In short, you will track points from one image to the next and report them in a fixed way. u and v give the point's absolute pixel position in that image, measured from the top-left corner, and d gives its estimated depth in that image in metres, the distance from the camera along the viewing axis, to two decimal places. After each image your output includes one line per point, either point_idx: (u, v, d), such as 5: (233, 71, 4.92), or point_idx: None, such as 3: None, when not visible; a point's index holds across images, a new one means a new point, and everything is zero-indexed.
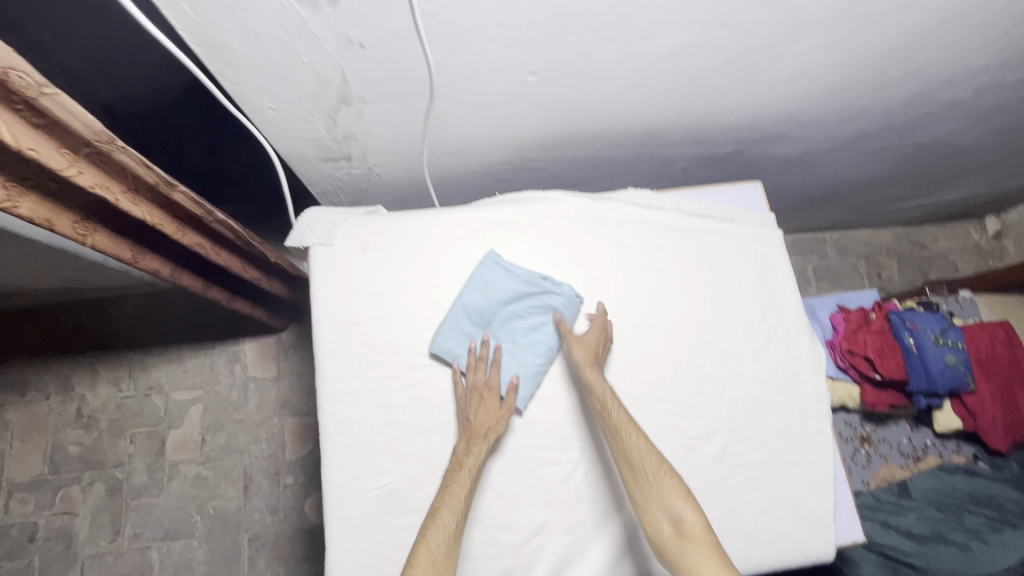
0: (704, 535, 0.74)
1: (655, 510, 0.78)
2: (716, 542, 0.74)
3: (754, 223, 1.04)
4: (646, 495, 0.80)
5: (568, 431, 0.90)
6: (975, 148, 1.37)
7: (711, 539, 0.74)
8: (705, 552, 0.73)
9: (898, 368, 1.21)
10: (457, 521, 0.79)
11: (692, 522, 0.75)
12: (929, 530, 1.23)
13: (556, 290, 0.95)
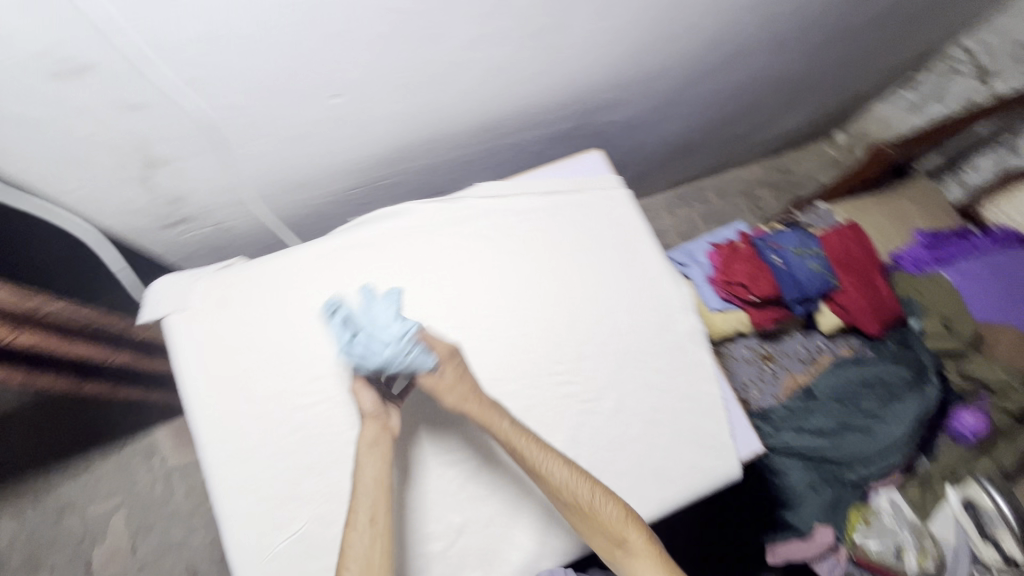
0: (650, 553, 0.80)
1: (599, 537, 0.82)
2: (661, 555, 0.80)
3: (601, 188, 1.10)
4: (591, 525, 0.82)
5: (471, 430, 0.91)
6: (790, 76, 1.52)
7: (656, 552, 0.80)
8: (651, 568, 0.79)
9: (771, 287, 1.32)
10: (370, 529, 0.77)
11: (638, 546, 0.80)
12: (838, 423, 1.33)
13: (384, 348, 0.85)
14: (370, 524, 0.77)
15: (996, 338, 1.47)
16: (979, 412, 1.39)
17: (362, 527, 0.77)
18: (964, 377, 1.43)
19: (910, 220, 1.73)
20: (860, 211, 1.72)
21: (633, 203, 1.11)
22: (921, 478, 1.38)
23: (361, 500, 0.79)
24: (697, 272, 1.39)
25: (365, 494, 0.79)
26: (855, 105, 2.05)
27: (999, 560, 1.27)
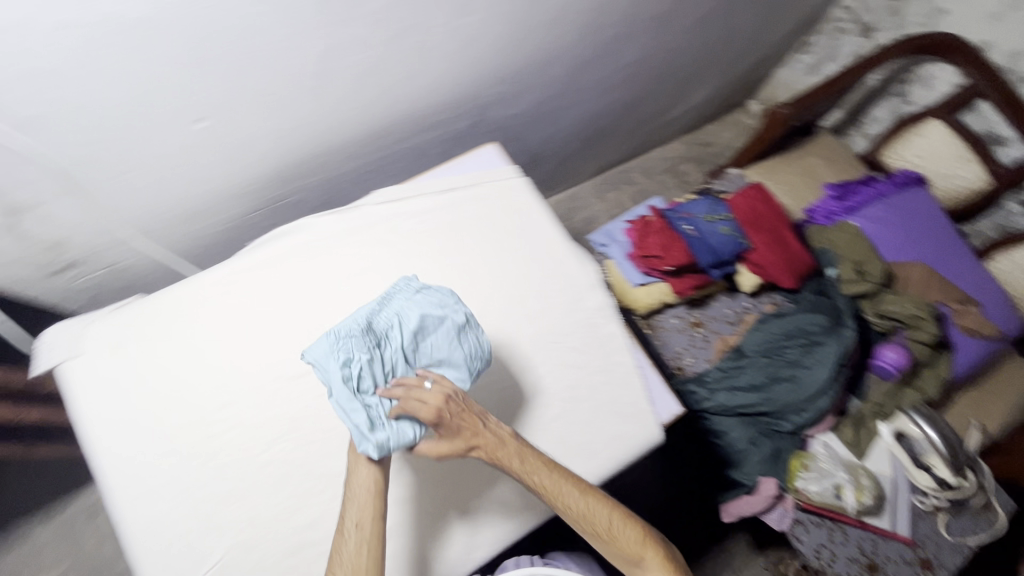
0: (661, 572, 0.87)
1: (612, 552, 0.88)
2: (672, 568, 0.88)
3: (499, 180, 1.13)
4: (607, 545, 0.87)
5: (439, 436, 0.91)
6: (682, 52, 1.58)
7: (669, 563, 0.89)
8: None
9: (686, 255, 1.36)
10: (358, 534, 0.77)
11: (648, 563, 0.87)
12: (768, 377, 1.37)
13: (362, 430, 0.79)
14: (358, 530, 0.77)
15: (905, 275, 1.55)
16: (899, 347, 1.47)
17: (349, 533, 0.78)
18: (881, 316, 1.49)
19: (819, 175, 1.80)
20: (770, 173, 1.79)
21: (531, 190, 1.13)
22: (854, 417, 1.44)
23: (352, 509, 0.79)
24: (616, 252, 1.44)
25: (355, 504, 0.79)
26: (758, 73, 2.14)
27: (933, 485, 1.33)
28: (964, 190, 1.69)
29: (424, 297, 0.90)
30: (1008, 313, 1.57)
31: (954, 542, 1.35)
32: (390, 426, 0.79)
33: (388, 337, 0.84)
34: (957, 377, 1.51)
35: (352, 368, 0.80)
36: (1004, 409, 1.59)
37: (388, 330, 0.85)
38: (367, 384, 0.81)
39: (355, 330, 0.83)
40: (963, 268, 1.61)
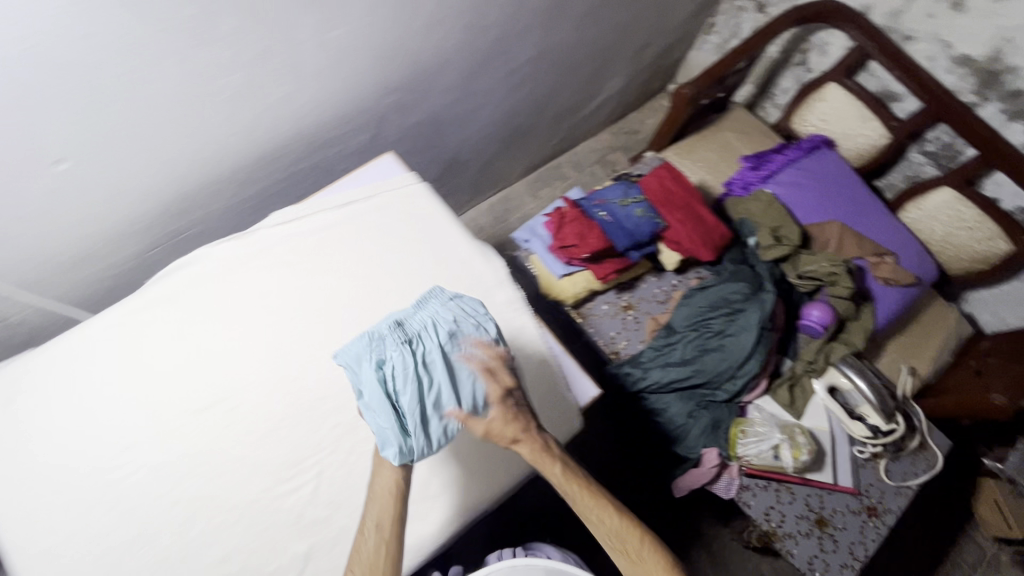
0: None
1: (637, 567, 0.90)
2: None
3: (396, 188, 1.13)
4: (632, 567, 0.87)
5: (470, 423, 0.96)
6: (581, 44, 1.61)
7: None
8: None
9: (604, 239, 1.38)
10: (377, 534, 0.79)
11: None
12: (698, 349, 1.39)
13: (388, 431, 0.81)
14: (377, 531, 0.79)
15: (822, 235, 1.60)
16: (824, 305, 1.49)
17: (369, 533, 0.79)
18: (802, 276, 1.53)
19: (735, 148, 1.86)
20: (687, 152, 1.83)
21: (432, 195, 1.14)
22: (788, 379, 1.45)
23: (374, 511, 0.81)
24: (539, 246, 1.46)
25: (378, 505, 0.81)
26: (672, 57, 2.19)
27: (867, 434, 1.39)
28: (869, 147, 1.75)
29: (458, 304, 0.92)
30: (921, 260, 1.64)
31: (895, 486, 1.41)
32: (417, 428, 0.80)
33: (424, 340, 0.86)
34: (880, 326, 1.56)
35: (388, 366, 0.83)
36: (931, 352, 1.64)
37: (423, 332, 0.87)
38: (399, 385, 0.82)
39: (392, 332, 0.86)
40: (878, 222, 1.67)
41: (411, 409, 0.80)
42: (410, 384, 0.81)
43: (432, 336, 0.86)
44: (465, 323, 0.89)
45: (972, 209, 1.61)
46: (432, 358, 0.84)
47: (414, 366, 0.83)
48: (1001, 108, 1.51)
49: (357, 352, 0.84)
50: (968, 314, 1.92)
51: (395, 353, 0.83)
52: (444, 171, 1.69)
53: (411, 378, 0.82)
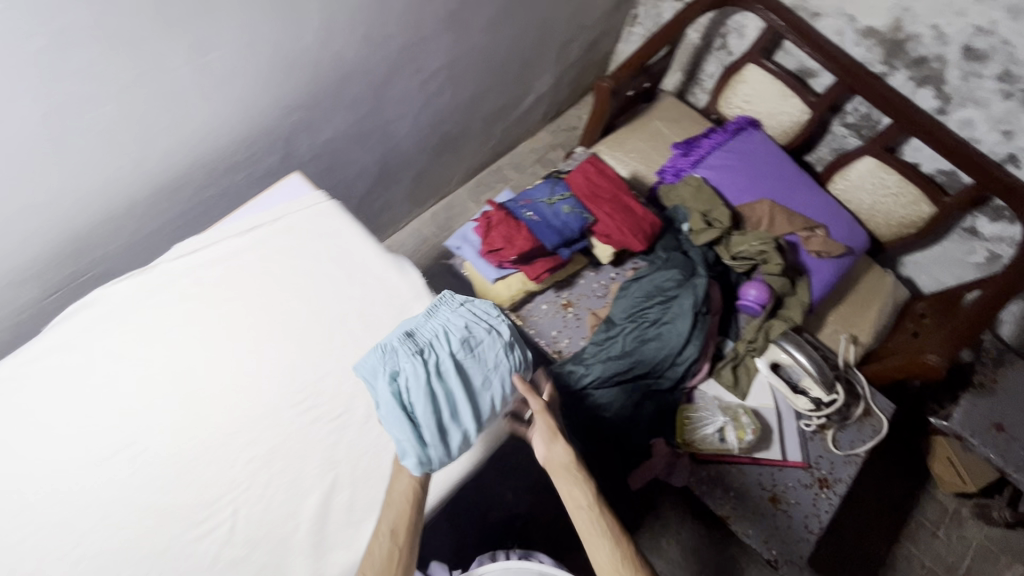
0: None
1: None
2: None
3: (305, 208, 1.10)
4: None
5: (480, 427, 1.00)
6: (498, 45, 1.61)
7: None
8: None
9: (532, 239, 1.36)
10: (391, 538, 0.83)
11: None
12: (637, 340, 1.38)
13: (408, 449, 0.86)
14: (390, 536, 0.84)
15: (753, 215, 1.62)
16: (761, 284, 1.51)
17: (384, 536, 0.84)
18: (737, 258, 1.53)
19: (666, 136, 1.87)
20: (618, 145, 1.84)
21: (341, 212, 1.11)
22: (730, 360, 1.46)
23: (391, 515, 0.86)
24: (470, 252, 1.44)
25: (394, 512, 0.86)
26: (600, 51, 2.20)
27: (811, 407, 1.40)
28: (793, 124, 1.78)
29: (467, 311, 0.96)
30: (852, 230, 1.67)
31: (844, 456, 1.42)
32: (434, 438, 0.86)
33: (436, 351, 0.91)
34: (817, 299, 1.59)
35: (404, 379, 0.88)
36: (871, 320, 1.67)
37: (432, 344, 0.91)
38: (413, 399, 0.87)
39: (404, 344, 0.91)
40: (807, 198, 1.70)
41: (427, 421, 0.86)
42: (425, 397, 0.87)
43: (442, 348, 0.91)
44: (472, 332, 0.94)
45: (894, 176, 1.65)
46: (446, 370, 0.90)
47: (429, 377, 0.88)
48: (909, 75, 1.55)
49: (376, 364, 0.89)
50: (906, 278, 1.96)
51: (408, 365, 0.88)
52: (373, 185, 1.66)
53: (427, 390, 0.87)
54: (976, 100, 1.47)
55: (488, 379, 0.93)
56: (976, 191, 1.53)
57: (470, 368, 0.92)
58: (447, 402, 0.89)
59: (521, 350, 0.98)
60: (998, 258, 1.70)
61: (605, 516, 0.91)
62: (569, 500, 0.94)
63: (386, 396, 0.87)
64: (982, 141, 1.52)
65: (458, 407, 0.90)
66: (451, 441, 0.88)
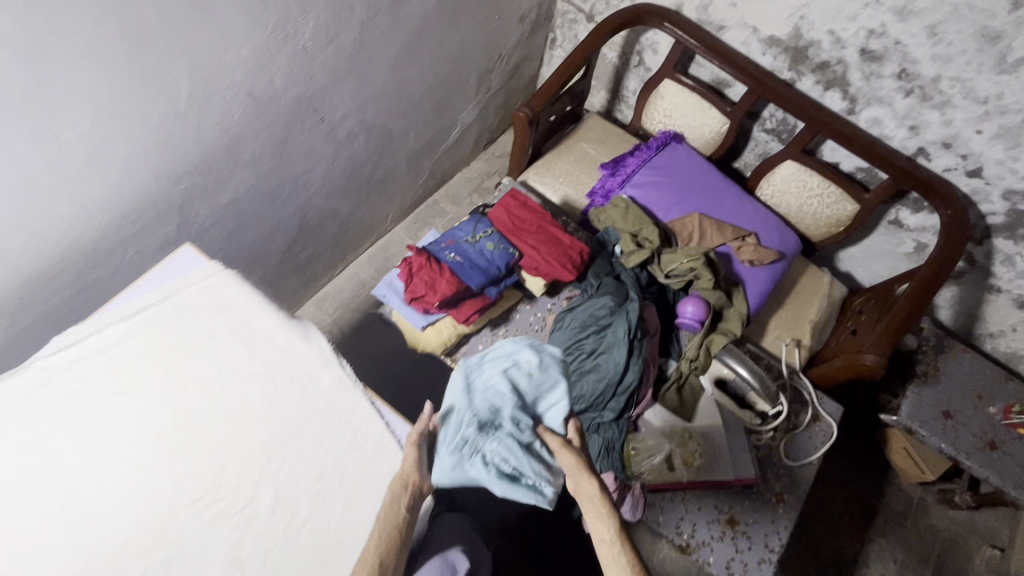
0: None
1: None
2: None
3: (198, 281, 1.03)
4: None
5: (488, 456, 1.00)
6: (408, 85, 1.57)
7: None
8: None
9: (456, 281, 1.32)
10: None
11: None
12: (575, 373, 1.37)
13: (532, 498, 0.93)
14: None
15: (684, 229, 1.62)
16: (698, 300, 1.49)
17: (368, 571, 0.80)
18: (670, 275, 1.52)
19: (594, 158, 1.87)
20: (546, 171, 1.83)
21: (236, 282, 1.04)
22: (675, 381, 1.42)
23: (379, 550, 0.83)
24: (396, 301, 1.38)
25: (381, 545, 0.83)
26: (524, 77, 2.19)
27: (757, 421, 1.40)
28: (714, 135, 1.79)
29: (494, 360, 1.07)
30: (784, 234, 1.67)
31: (800, 466, 1.39)
32: (546, 481, 0.94)
33: (499, 403, 1.00)
34: (755, 308, 1.58)
35: (490, 453, 0.94)
36: (812, 322, 1.66)
37: (492, 407, 1.00)
38: (508, 461, 0.94)
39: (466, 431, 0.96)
40: (736, 205, 1.70)
41: (532, 468, 0.94)
42: (516, 446, 0.95)
43: (502, 401, 1.00)
44: (508, 374, 1.04)
45: (815, 177, 1.67)
46: (517, 410, 0.99)
47: (509, 431, 0.96)
48: (815, 79, 1.58)
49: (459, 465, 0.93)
50: (844, 273, 1.98)
51: (483, 442, 0.95)
52: (295, 238, 1.59)
53: (513, 442, 0.95)
54: (880, 99, 1.50)
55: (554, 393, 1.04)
56: (892, 185, 1.56)
57: (533, 395, 1.03)
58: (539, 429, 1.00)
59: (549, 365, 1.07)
60: (925, 247, 1.73)
61: (629, 554, 0.86)
62: (595, 533, 0.90)
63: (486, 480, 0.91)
64: (892, 138, 1.55)
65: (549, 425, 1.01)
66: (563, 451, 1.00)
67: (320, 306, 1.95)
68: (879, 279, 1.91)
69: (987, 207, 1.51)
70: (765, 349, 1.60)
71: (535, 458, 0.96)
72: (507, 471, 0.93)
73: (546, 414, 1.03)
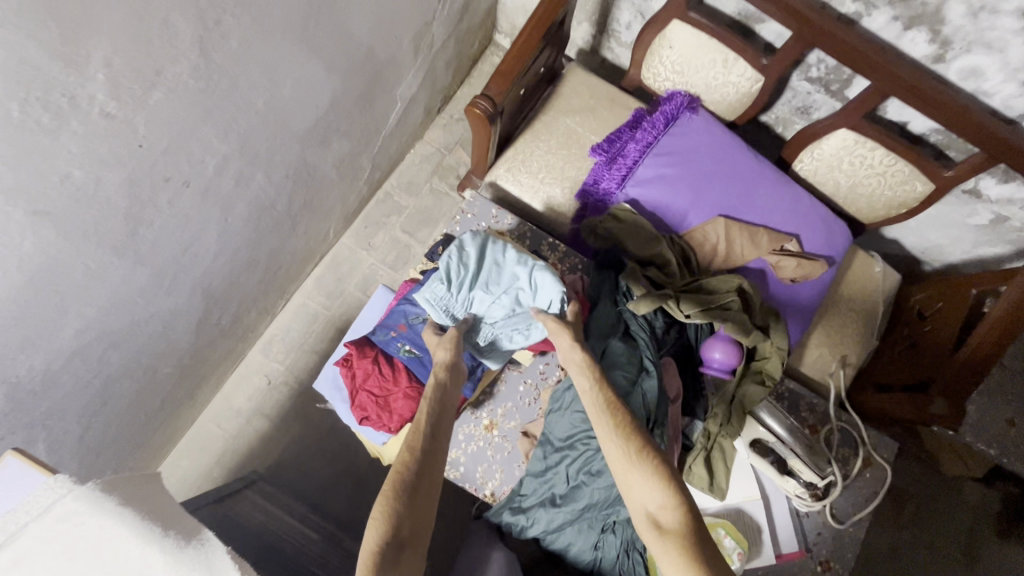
0: (677, 512, 0.85)
1: (636, 494, 0.88)
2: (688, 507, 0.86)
3: (32, 518, 0.71)
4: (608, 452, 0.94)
5: (504, 319, 1.05)
6: (307, 85, 1.09)
7: (687, 513, 0.85)
8: (672, 541, 0.83)
9: (416, 388, 1.00)
10: (430, 440, 0.86)
11: (667, 511, 0.86)
12: (582, 471, 1.09)
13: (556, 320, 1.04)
14: (432, 437, 0.87)
15: (705, 242, 1.26)
16: (727, 343, 1.19)
17: (424, 436, 0.86)
18: (691, 313, 1.16)
19: (582, 137, 1.41)
20: (521, 164, 1.40)
21: (90, 511, 0.72)
22: (702, 449, 1.17)
23: (429, 420, 0.88)
24: (345, 413, 1.07)
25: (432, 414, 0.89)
26: (478, 13, 1.63)
27: (802, 491, 1.16)
28: (740, 97, 1.33)
29: (450, 285, 1.01)
30: (832, 226, 1.31)
31: (848, 528, 1.20)
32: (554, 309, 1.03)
33: (478, 303, 1.04)
34: (796, 338, 1.28)
35: (507, 331, 1.06)
36: (861, 333, 1.37)
37: (477, 306, 1.05)
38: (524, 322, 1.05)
39: (484, 339, 1.07)
40: (773, 193, 1.30)
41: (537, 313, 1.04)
42: (515, 316, 1.05)
43: (478, 299, 1.04)
44: (463, 278, 1.02)
45: (877, 151, 1.25)
46: (488, 293, 1.04)
47: (503, 314, 1.05)
48: (893, 15, 1.09)
49: (511, 351, 1.10)
50: (892, 241, 1.63)
51: (502, 332, 1.06)
52: (205, 309, 1.23)
53: (510, 315, 1.05)
54: (987, 44, 1.04)
55: (496, 262, 1.05)
56: (984, 162, 1.16)
57: (489, 274, 1.04)
58: (513, 286, 1.04)
59: (482, 242, 1.05)
60: (1005, 220, 1.36)
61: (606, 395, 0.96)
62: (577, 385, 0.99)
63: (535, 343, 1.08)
64: (991, 95, 1.11)
65: (514, 276, 1.04)
66: (541, 278, 1.03)
67: (268, 351, 1.63)
68: (935, 249, 1.56)
69: None
70: (803, 376, 1.35)
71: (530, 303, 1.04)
72: (526, 325, 1.06)
73: (513, 272, 1.04)
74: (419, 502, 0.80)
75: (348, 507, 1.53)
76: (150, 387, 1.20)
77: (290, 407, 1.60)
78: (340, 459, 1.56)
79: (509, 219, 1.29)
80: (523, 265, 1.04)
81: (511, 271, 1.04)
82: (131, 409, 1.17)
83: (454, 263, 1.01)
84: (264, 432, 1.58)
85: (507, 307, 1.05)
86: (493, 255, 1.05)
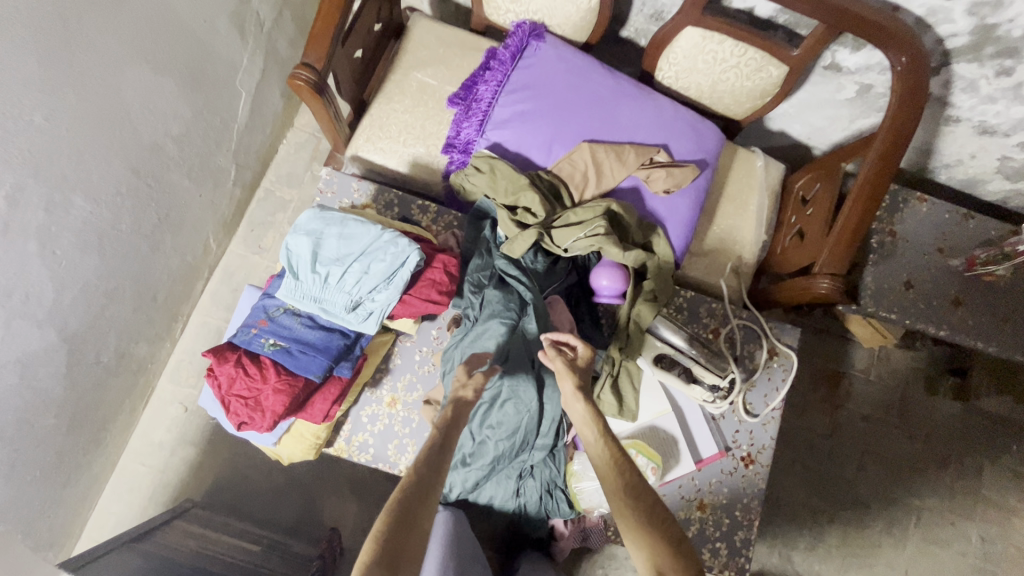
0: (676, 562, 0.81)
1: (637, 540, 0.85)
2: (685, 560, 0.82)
3: None
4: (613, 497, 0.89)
5: (360, 285, 0.98)
6: (97, 90, 1.00)
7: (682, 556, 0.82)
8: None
9: (287, 381, 0.97)
10: (436, 469, 0.83)
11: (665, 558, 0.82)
12: (485, 426, 1.07)
13: (411, 267, 0.98)
14: (432, 475, 0.82)
15: (575, 173, 1.22)
16: (612, 269, 1.18)
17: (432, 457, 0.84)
18: (570, 248, 1.16)
19: (436, 91, 1.35)
20: (378, 130, 1.33)
21: None
22: (608, 375, 1.15)
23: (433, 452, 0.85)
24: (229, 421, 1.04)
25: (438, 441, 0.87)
26: None
27: (708, 395, 1.18)
28: (582, 16, 1.27)
29: (298, 270, 0.98)
30: (699, 130, 1.29)
31: (762, 420, 1.23)
32: (407, 257, 0.98)
33: (329, 278, 0.98)
34: (684, 250, 1.27)
35: (368, 298, 0.99)
36: (752, 230, 1.37)
37: (330, 281, 0.98)
38: (381, 282, 0.98)
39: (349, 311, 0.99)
40: (635, 109, 1.27)
41: (392, 267, 0.98)
42: (371, 278, 0.98)
43: (331, 273, 0.98)
44: (308, 258, 0.98)
45: (726, 42, 1.22)
46: (339, 265, 0.98)
47: (358, 280, 0.98)
48: None
49: (381, 316, 1.00)
50: (779, 131, 1.62)
51: (362, 298, 0.99)
52: (72, 351, 1.16)
53: (366, 279, 0.98)
54: None
55: (340, 233, 1.00)
56: (825, 34, 1.14)
57: (334, 245, 0.99)
58: (361, 251, 0.99)
59: (324, 219, 1.01)
60: (870, 88, 1.35)
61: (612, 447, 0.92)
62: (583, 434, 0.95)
63: (398, 300, 0.99)
64: None
65: (360, 241, 0.99)
66: (388, 235, 0.99)
67: (177, 378, 1.57)
68: (818, 132, 1.55)
69: (947, 29, 1.12)
70: (699, 284, 1.36)
71: (383, 260, 0.98)
72: (386, 285, 0.98)
73: (360, 237, 0.99)
74: (406, 541, 0.74)
75: (295, 511, 1.51)
76: (33, 443, 1.14)
77: (214, 430, 1.55)
78: (276, 469, 1.53)
79: (371, 189, 1.24)
80: (369, 227, 1.00)
81: (357, 235, 0.99)
82: (17, 471, 1.12)
83: (293, 244, 0.99)
84: (193, 460, 1.54)
85: (360, 273, 0.98)
86: (336, 227, 1.00)
